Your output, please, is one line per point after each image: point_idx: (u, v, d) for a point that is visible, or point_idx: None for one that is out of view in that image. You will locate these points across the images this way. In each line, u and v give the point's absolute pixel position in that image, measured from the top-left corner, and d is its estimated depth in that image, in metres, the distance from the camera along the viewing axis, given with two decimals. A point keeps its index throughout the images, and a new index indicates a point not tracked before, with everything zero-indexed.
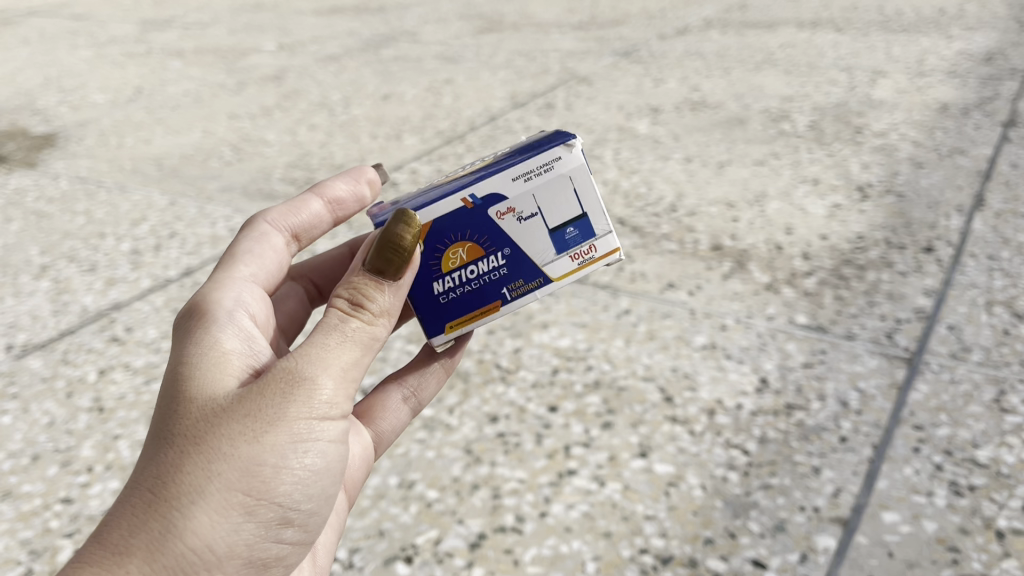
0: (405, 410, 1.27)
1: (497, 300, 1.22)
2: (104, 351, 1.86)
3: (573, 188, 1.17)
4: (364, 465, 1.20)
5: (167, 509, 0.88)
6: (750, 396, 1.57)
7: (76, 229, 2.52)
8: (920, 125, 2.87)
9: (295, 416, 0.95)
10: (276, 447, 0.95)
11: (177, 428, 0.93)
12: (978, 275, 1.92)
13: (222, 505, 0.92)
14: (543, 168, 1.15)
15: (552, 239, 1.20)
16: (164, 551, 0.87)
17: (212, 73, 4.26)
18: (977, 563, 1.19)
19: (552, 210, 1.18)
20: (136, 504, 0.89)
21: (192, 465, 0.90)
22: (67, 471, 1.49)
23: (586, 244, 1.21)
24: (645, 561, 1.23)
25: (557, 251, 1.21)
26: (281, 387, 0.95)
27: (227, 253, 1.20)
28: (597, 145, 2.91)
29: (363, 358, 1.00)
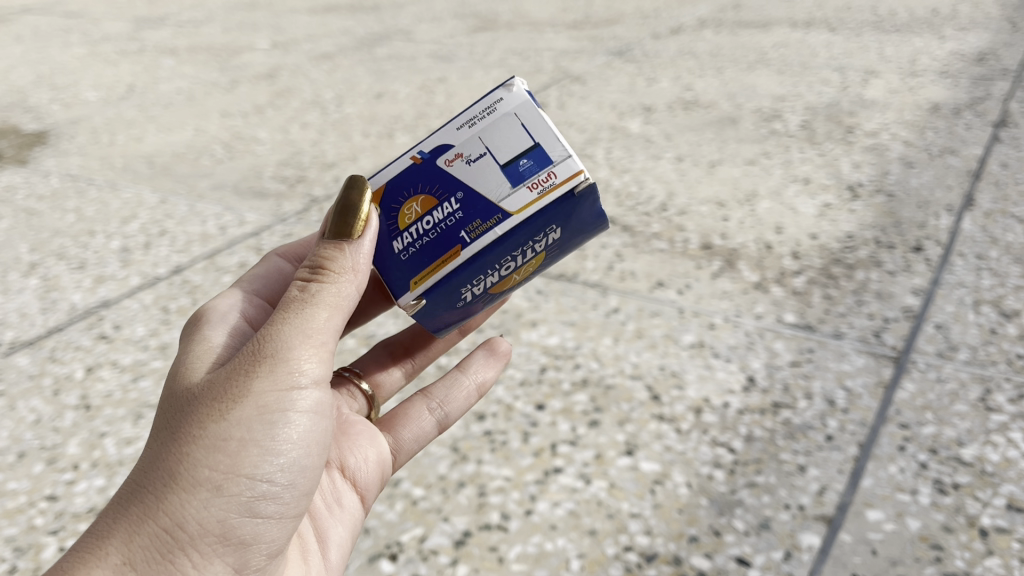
0: (431, 420, 1.36)
1: (458, 245, 1.16)
2: (91, 350, 1.85)
3: (520, 123, 1.15)
4: (380, 477, 1.30)
5: (143, 493, 0.93)
6: (737, 395, 1.57)
7: (66, 227, 2.51)
8: (912, 126, 2.87)
9: (260, 389, 1.00)
10: (245, 422, 0.99)
11: (157, 425, 0.99)
12: (966, 274, 1.93)
13: (198, 485, 0.95)
14: (486, 111, 1.17)
15: (506, 174, 1.14)
16: (143, 533, 0.92)
17: (205, 71, 4.25)
18: (959, 561, 1.19)
19: (501, 146, 1.15)
20: (121, 497, 0.94)
21: (166, 449, 0.95)
22: (53, 469, 1.49)
23: (543, 172, 1.13)
24: (629, 559, 1.23)
25: (513, 184, 1.14)
26: (246, 363, 1.00)
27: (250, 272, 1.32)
28: (588, 144, 2.91)
29: (328, 325, 1.05)
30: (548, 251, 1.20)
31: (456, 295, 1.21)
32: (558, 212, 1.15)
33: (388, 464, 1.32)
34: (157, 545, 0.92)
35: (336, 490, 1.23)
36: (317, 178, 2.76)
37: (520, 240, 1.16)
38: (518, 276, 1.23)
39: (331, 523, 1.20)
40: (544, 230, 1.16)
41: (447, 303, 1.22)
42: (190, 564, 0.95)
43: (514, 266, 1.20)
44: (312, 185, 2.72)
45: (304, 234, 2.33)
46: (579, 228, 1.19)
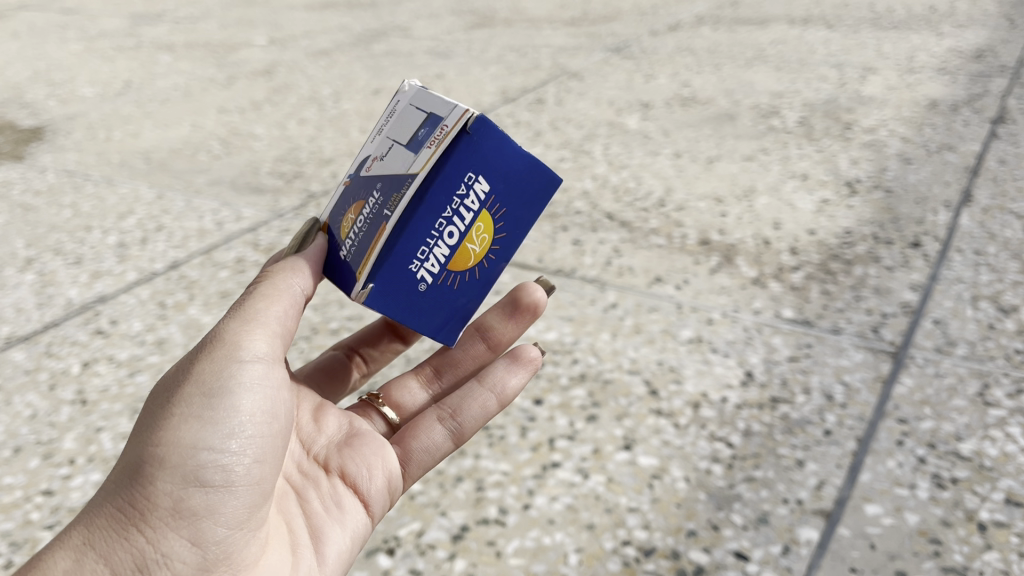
0: (442, 430, 1.29)
1: (385, 222, 1.19)
2: (88, 344, 1.85)
3: (414, 107, 1.23)
4: (390, 493, 1.25)
5: (106, 485, 1.03)
6: (735, 390, 1.57)
7: (62, 222, 2.50)
8: (909, 122, 2.87)
9: (201, 371, 1.07)
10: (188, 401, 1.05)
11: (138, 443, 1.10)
12: (964, 269, 1.93)
13: (144, 463, 1.01)
14: (390, 116, 1.25)
15: (410, 147, 1.20)
16: (100, 517, 1.00)
17: (202, 67, 4.24)
18: (958, 555, 1.19)
19: (403, 132, 1.22)
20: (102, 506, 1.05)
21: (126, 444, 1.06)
22: (49, 463, 1.48)
23: (438, 129, 1.18)
24: (627, 553, 1.22)
25: (416, 150, 1.19)
26: (191, 357, 1.09)
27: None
28: (586, 140, 2.90)
29: (266, 313, 1.12)
30: (485, 207, 1.20)
31: (411, 276, 1.21)
32: (461, 158, 1.18)
33: (399, 480, 1.26)
34: (111, 525, 0.99)
35: (336, 493, 1.22)
36: (314, 174, 2.75)
37: (441, 200, 1.19)
38: (477, 246, 1.22)
39: (328, 523, 1.18)
40: (461, 180, 1.19)
41: (406, 290, 1.22)
42: (145, 539, 1.00)
43: (459, 233, 1.20)
44: (310, 181, 2.71)
45: None
46: (508, 176, 1.20)
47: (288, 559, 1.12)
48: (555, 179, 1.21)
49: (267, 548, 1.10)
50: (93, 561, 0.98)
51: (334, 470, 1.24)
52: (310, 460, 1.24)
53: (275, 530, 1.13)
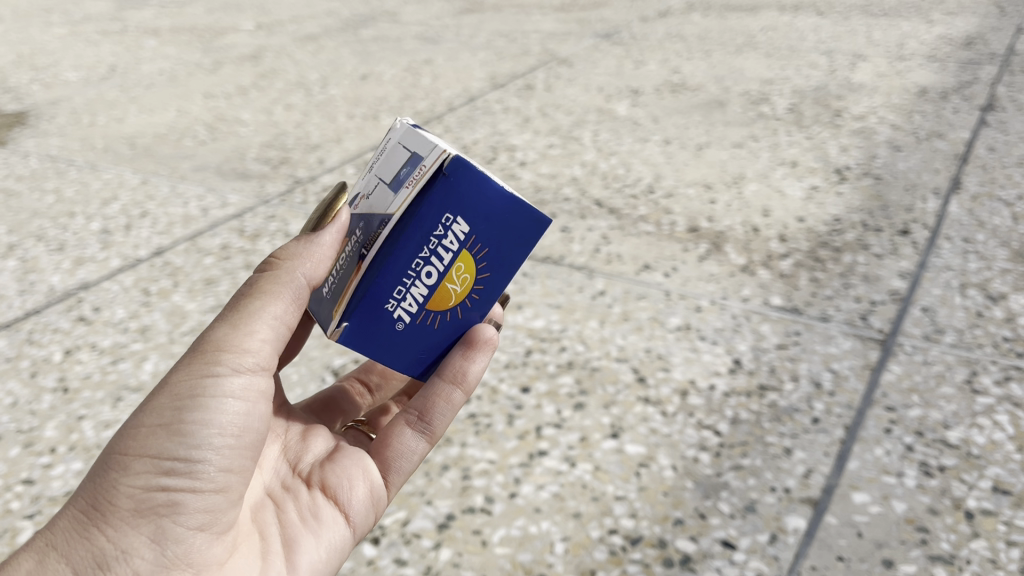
0: (413, 435, 1.19)
1: (362, 261, 1.09)
2: (70, 332, 1.82)
3: (401, 146, 1.10)
4: (373, 506, 1.16)
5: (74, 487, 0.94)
6: (723, 377, 1.56)
7: (45, 208, 2.47)
8: (899, 109, 2.86)
9: (177, 376, 0.96)
10: (167, 405, 0.94)
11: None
12: (953, 257, 1.92)
13: (112, 466, 0.92)
14: (379, 149, 1.12)
15: (389, 188, 1.08)
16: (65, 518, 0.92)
17: (188, 52, 4.19)
18: (945, 543, 1.19)
19: (387, 171, 1.10)
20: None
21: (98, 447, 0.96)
22: (29, 452, 1.47)
23: (417, 169, 1.07)
24: (614, 542, 1.22)
25: (394, 191, 1.07)
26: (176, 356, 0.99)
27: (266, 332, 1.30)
28: (576, 127, 2.88)
29: (262, 313, 0.99)
30: (468, 247, 1.10)
31: (387, 316, 1.12)
32: (444, 195, 1.07)
33: (382, 490, 1.18)
34: (75, 525, 0.91)
35: (313, 504, 1.12)
36: (301, 160, 2.73)
37: (418, 240, 1.09)
38: (458, 287, 1.13)
39: (301, 532, 1.09)
40: (439, 222, 1.08)
41: (382, 331, 1.13)
42: (106, 537, 0.91)
43: (438, 273, 1.11)
44: (296, 166, 2.69)
45: (288, 216, 2.30)
46: (489, 216, 1.10)
47: (257, 564, 1.03)
48: (544, 220, 1.12)
49: (235, 551, 1.01)
50: (55, 562, 0.90)
51: (313, 482, 1.13)
52: (292, 475, 1.14)
53: (245, 534, 1.04)
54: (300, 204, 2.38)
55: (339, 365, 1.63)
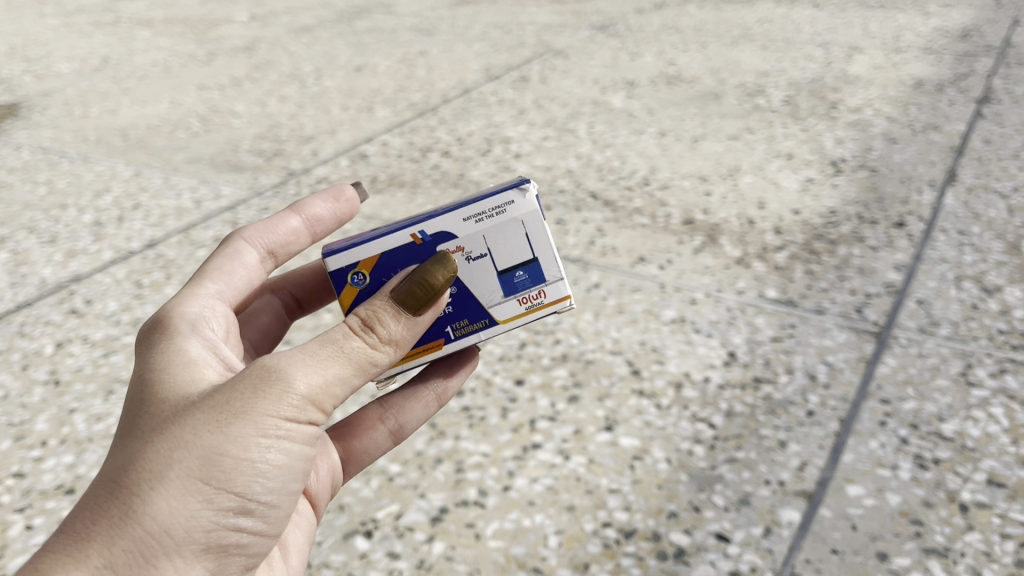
0: (383, 432, 1.18)
1: (440, 338, 1.15)
2: (61, 324, 1.81)
3: (524, 233, 1.10)
4: (331, 488, 1.16)
5: (130, 495, 0.84)
6: (718, 370, 1.55)
7: (37, 200, 2.46)
8: (895, 101, 2.85)
9: (261, 416, 0.89)
10: (251, 439, 0.89)
11: (138, 419, 0.90)
12: (948, 249, 1.92)
13: (186, 491, 0.86)
14: (494, 211, 1.08)
15: (500, 282, 1.12)
16: (118, 529, 0.83)
17: (182, 43, 4.17)
18: (940, 536, 1.18)
19: (502, 254, 1.11)
20: (95, 484, 0.86)
21: (154, 453, 0.86)
22: (20, 445, 1.46)
23: (535, 289, 1.14)
24: (608, 535, 1.21)
25: (504, 294, 1.13)
26: (251, 381, 0.89)
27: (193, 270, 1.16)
28: (571, 119, 2.87)
29: (351, 378, 0.94)
30: None
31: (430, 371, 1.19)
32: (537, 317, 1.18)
33: (339, 475, 1.18)
34: (140, 550, 0.83)
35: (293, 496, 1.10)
36: (295, 151, 2.72)
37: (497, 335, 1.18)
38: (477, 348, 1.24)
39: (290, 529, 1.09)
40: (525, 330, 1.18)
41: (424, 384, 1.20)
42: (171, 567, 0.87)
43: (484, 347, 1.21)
44: (290, 158, 2.67)
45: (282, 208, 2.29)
46: None
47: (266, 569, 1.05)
48: None
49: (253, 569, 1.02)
50: None
51: None
52: None
53: None
54: (294, 196, 2.36)
55: None
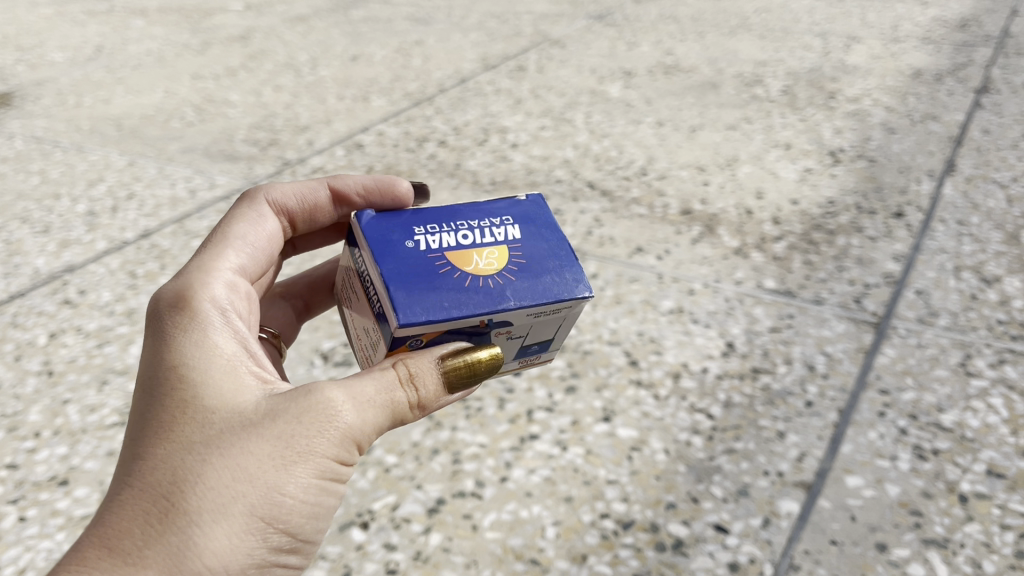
0: None
1: None
2: (54, 315, 1.80)
3: (563, 323, 1.11)
4: None
5: (188, 523, 0.86)
6: (716, 360, 1.54)
7: (30, 190, 2.44)
8: (894, 91, 2.84)
9: (319, 454, 0.93)
10: (305, 480, 0.93)
11: (189, 431, 0.90)
12: (947, 240, 1.91)
13: (243, 527, 0.89)
14: (557, 309, 1.06)
15: (519, 351, 1.15)
16: (175, 558, 0.84)
17: (176, 33, 4.14)
18: (939, 527, 1.18)
19: (534, 335, 1.12)
20: (145, 500, 0.86)
21: (215, 480, 0.88)
22: (13, 437, 1.44)
23: (537, 355, 1.20)
24: (606, 526, 1.20)
25: (514, 360, 1.17)
26: (312, 417, 0.92)
27: (212, 231, 1.17)
28: (568, 109, 2.85)
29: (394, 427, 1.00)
30: None
31: None
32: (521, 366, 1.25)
33: None
34: None
35: None
36: (290, 141, 2.70)
37: None
38: None
39: None
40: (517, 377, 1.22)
41: None
42: None
43: None
44: (285, 148, 2.65)
45: None
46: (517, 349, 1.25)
47: None
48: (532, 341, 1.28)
49: None
50: None
51: None
52: None
53: None
54: None
55: (329, 348, 1.61)
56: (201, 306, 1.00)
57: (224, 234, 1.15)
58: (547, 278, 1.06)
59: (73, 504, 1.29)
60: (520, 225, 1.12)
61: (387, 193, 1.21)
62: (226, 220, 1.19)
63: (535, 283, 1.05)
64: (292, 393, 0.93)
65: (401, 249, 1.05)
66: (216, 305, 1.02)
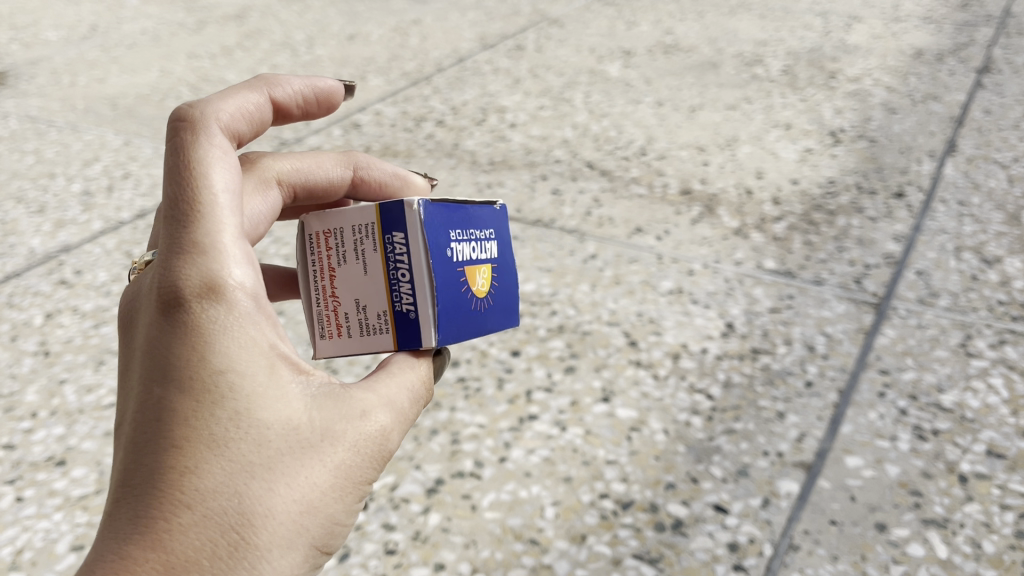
0: None
1: None
2: (51, 295, 1.79)
3: None
4: None
5: (259, 556, 0.81)
6: (716, 341, 1.54)
7: (25, 169, 2.42)
8: (895, 71, 2.82)
9: (366, 474, 0.91)
10: (350, 506, 0.91)
11: (250, 451, 0.83)
12: (948, 220, 1.90)
13: (300, 557, 0.86)
14: None
15: None
16: None
17: (171, 11, 4.10)
18: (939, 507, 1.18)
19: None
20: (214, 529, 0.79)
21: (280, 509, 0.83)
22: (10, 417, 1.43)
23: None
24: (605, 506, 1.20)
25: None
26: (365, 438, 0.90)
27: (173, 172, 0.88)
28: (567, 88, 2.83)
29: None
30: None
31: None
32: None
33: None
34: None
35: None
36: None
37: None
38: None
39: None
40: None
41: None
42: None
43: None
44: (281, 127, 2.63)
45: None
46: None
47: None
48: None
49: None
50: None
51: None
52: None
53: None
54: None
55: None
56: (235, 295, 0.86)
57: (201, 179, 0.88)
58: (505, 305, 1.12)
59: (71, 484, 1.29)
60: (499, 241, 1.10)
61: (324, 102, 1.13)
62: (189, 152, 0.89)
63: (501, 308, 1.10)
64: (347, 414, 0.89)
65: (442, 257, 0.99)
66: (248, 290, 0.87)
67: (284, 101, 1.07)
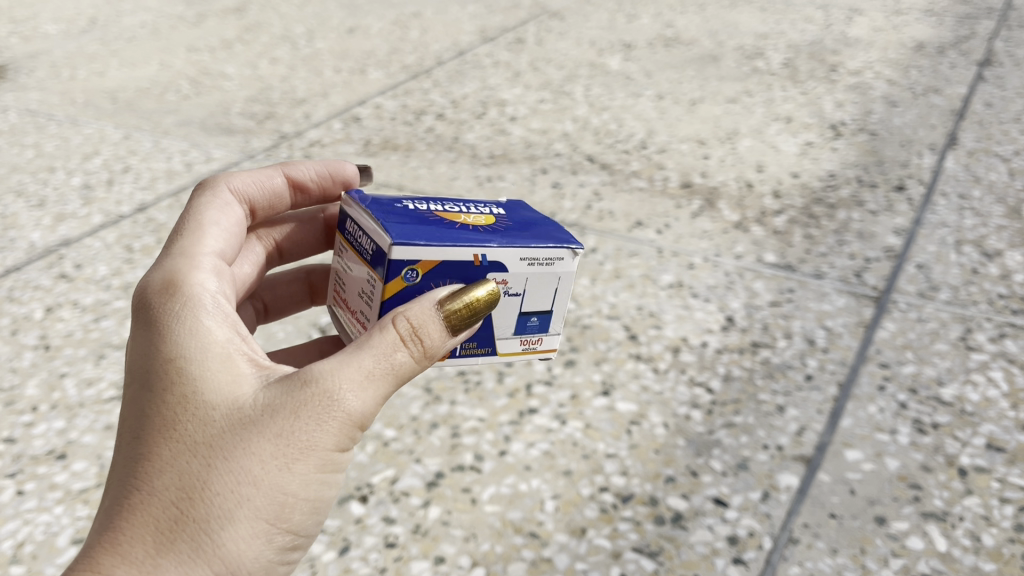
0: None
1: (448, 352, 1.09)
2: (51, 289, 1.79)
3: (555, 286, 1.09)
4: None
5: (198, 532, 0.83)
6: (716, 334, 1.54)
7: (25, 163, 2.42)
8: (896, 64, 2.82)
9: (324, 439, 0.87)
10: (307, 476, 0.88)
11: (192, 430, 0.85)
12: (949, 213, 1.90)
13: (252, 531, 0.86)
14: (547, 261, 1.06)
15: (515, 321, 1.11)
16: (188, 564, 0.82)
17: (170, 4, 4.08)
18: (938, 500, 1.18)
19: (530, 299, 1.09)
20: (152, 507, 0.83)
21: (220, 485, 0.84)
22: (10, 411, 1.43)
23: (537, 335, 1.14)
24: (605, 500, 1.20)
25: (513, 331, 1.12)
26: (312, 403, 0.86)
27: (180, 216, 1.05)
28: (568, 81, 2.82)
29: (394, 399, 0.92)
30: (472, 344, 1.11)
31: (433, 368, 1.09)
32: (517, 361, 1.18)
33: None
34: None
35: None
36: (286, 114, 2.67)
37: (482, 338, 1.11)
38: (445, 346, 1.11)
39: None
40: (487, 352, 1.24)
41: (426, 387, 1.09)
42: None
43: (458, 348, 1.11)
44: (281, 121, 2.63)
45: None
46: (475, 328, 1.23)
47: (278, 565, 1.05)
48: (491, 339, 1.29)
49: None
50: None
51: None
52: None
53: None
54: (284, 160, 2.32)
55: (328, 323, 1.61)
56: (194, 292, 0.92)
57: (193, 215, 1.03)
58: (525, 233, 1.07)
59: (71, 478, 1.29)
60: (499, 210, 1.15)
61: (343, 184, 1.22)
62: (192, 206, 1.05)
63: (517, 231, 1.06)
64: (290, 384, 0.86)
65: (386, 206, 1.06)
66: (209, 291, 0.93)
67: (299, 179, 1.18)
